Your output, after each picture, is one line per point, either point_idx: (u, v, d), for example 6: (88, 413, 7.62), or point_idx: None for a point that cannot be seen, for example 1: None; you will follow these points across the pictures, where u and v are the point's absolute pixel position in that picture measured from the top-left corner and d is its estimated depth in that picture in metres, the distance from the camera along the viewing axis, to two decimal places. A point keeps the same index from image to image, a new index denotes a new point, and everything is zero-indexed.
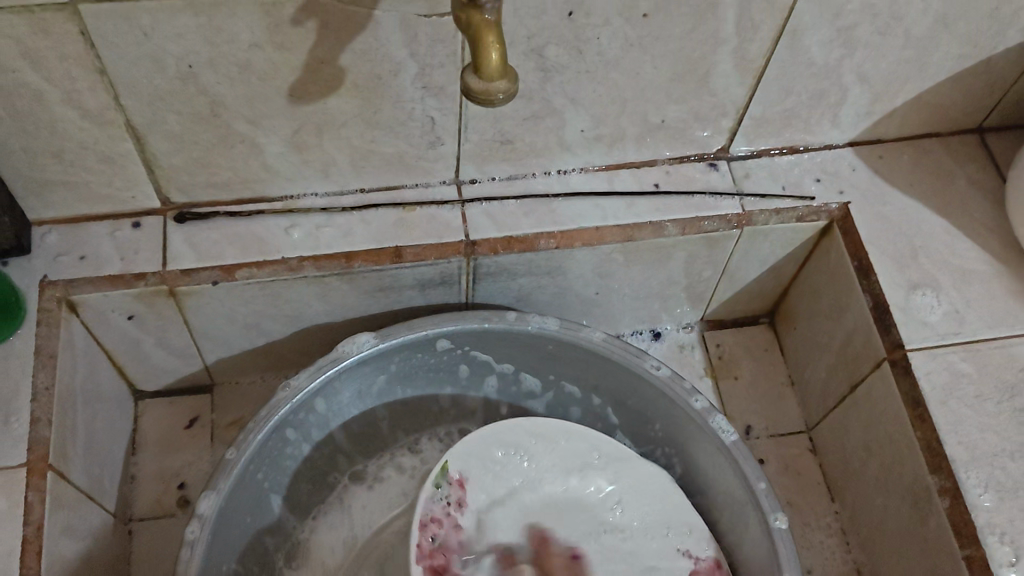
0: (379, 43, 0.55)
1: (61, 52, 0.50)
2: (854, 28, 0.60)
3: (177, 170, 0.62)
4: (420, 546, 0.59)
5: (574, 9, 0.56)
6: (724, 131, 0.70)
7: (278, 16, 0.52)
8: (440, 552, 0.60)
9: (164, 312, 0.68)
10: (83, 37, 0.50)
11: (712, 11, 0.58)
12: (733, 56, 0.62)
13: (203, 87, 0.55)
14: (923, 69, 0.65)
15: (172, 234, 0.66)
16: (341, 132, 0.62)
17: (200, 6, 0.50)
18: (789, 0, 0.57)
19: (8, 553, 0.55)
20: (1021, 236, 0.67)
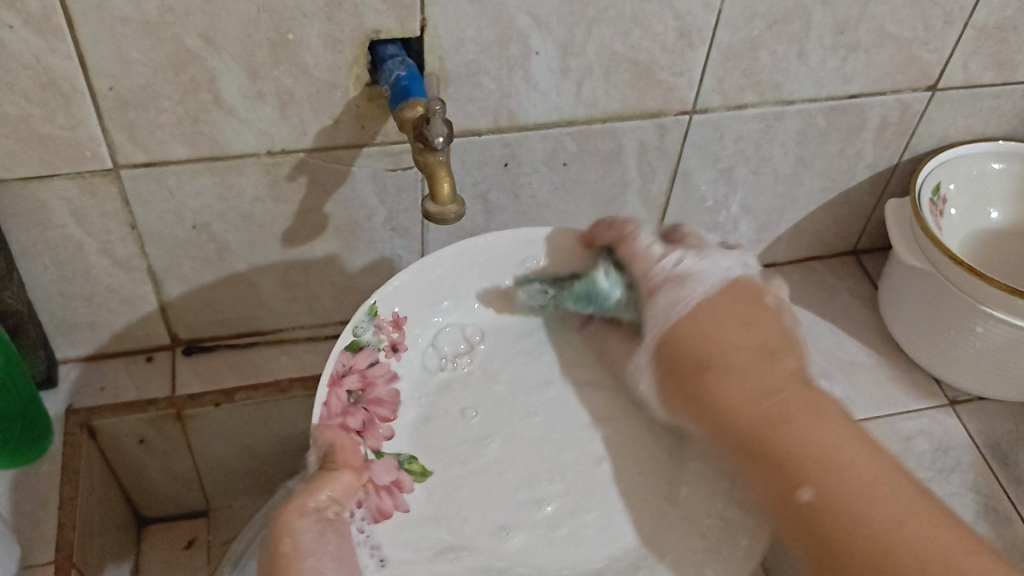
0: (355, 193, 0.70)
1: (102, 209, 0.65)
2: (731, 170, 0.78)
3: (187, 310, 0.75)
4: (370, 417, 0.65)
5: (508, 160, 0.71)
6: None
7: (276, 173, 0.67)
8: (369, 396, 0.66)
9: (170, 436, 0.78)
10: (121, 196, 0.65)
11: (618, 158, 0.74)
12: (639, 195, 0.78)
13: (213, 235, 0.70)
14: (795, 201, 0.82)
15: (180, 365, 0.77)
16: (325, 271, 0.76)
17: (215, 169, 0.65)
18: (676, 149, 0.74)
19: None
20: (892, 331, 0.82)
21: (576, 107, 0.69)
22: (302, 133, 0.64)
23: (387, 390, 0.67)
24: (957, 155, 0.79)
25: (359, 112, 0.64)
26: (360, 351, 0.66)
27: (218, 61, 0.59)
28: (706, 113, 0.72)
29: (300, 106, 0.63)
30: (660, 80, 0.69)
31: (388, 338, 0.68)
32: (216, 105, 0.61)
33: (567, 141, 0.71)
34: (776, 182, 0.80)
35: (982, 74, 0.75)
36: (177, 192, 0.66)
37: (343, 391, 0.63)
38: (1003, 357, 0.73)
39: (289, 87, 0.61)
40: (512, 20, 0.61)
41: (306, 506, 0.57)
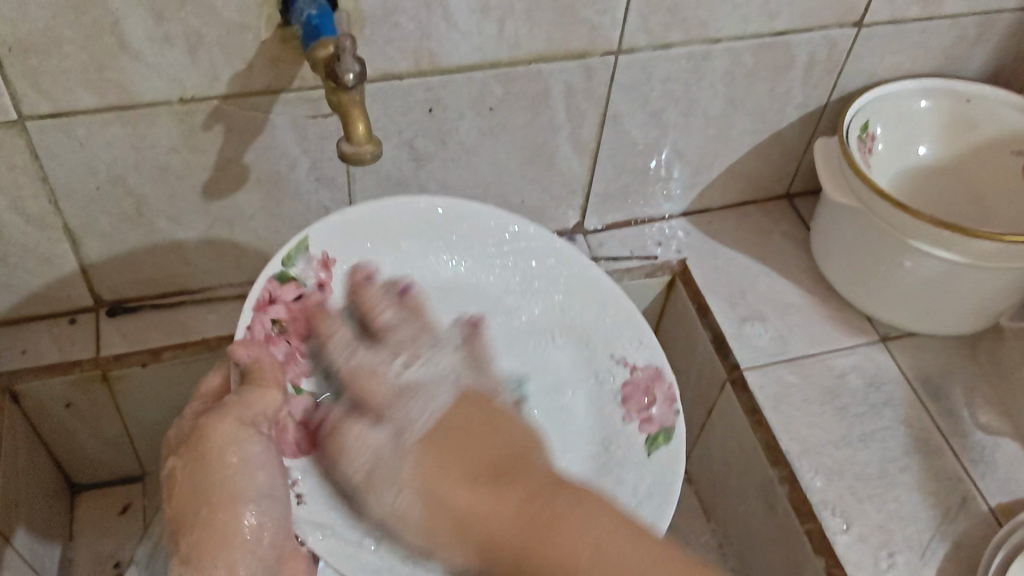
0: (275, 142, 0.68)
1: (10, 163, 0.63)
2: (661, 112, 0.77)
3: (108, 268, 0.73)
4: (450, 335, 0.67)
5: (433, 105, 0.70)
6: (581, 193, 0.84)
7: (191, 122, 0.65)
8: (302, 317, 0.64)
9: (97, 399, 0.76)
10: (29, 149, 0.63)
11: (546, 102, 0.73)
12: (569, 140, 0.77)
13: (130, 189, 0.68)
14: (726, 143, 0.82)
15: (104, 326, 0.75)
16: (250, 225, 0.74)
17: (126, 118, 0.63)
18: (604, 91, 0.74)
19: None
20: (825, 271, 0.83)
21: (498, 48, 0.68)
22: (215, 79, 0.62)
23: (309, 314, 0.64)
24: (885, 93, 0.79)
25: (274, 56, 0.62)
26: (287, 283, 0.63)
27: (119, 2, 0.56)
28: (632, 53, 0.71)
29: (210, 49, 0.61)
30: (583, 18, 0.67)
31: (318, 276, 0.65)
32: (121, 49, 0.59)
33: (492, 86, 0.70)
34: (707, 124, 0.79)
35: (907, 9, 0.75)
36: (88, 143, 0.64)
37: (269, 319, 0.62)
38: (933, 290, 0.74)
39: (198, 30, 0.59)
40: None
41: (241, 418, 0.52)
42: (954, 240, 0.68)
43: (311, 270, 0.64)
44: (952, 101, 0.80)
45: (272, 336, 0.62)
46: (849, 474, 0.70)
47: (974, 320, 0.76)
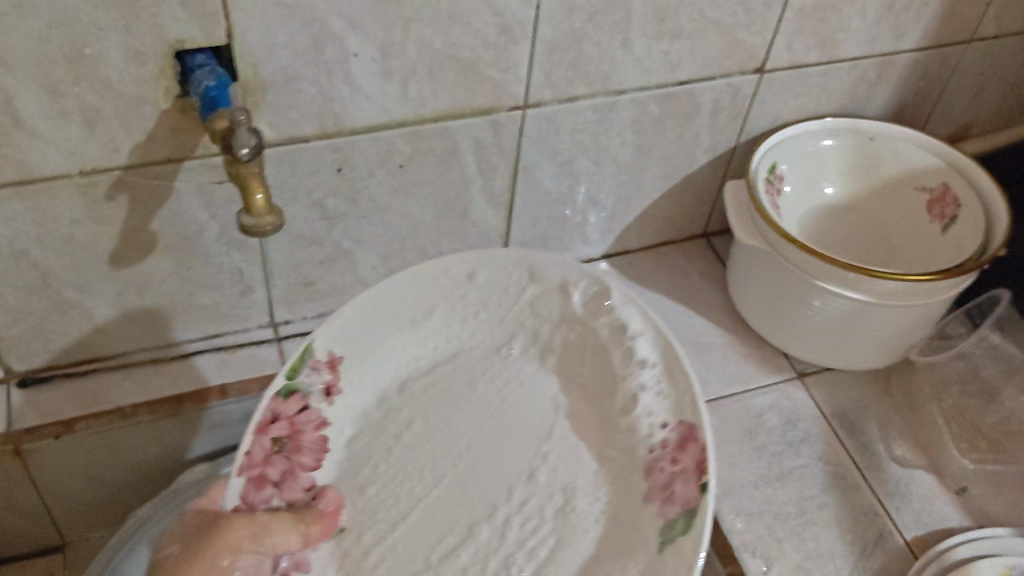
0: (182, 208, 0.68)
1: None
2: (573, 162, 0.78)
3: (17, 341, 0.72)
4: (314, 437, 0.69)
5: (341, 165, 0.70)
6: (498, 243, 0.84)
7: (94, 194, 0.64)
8: (293, 431, 0.68)
9: (9, 476, 0.74)
10: None
11: (457, 157, 0.74)
12: (483, 192, 0.78)
13: (33, 262, 0.66)
14: (640, 188, 0.83)
15: (13, 397, 0.74)
16: (162, 290, 0.73)
17: (26, 194, 0.62)
18: (514, 145, 0.75)
19: None
20: (741, 310, 0.84)
21: (404, 108, 0.68)
22: (118, 150, 0.62)
23: (315, 435, 0.69)
24: (787, 136, 0.81)
25: (176, 126, 0.62)
26: (292, 395, 0.68)
27: (13, 82, 0.56)
28: (539, 107, 0.72)
29: (109, 122, 0.60)
30: (488, 75, 0.68)
31: (323, 380, 0.70)
32: (16, 127, 0.58)
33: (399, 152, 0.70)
34: (619, 170, 0.80)
35: (805, 54, 0.77)
36: None
37: (268, 440, 0.66)
38: (843, 325, 0.75)
39: (95, 104, 0.59)
40: (325, 22, 0.60)
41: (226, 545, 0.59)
42: (857, 281, 0.70)
43: (318, 381, 0.70)
44: (854, 140, 0.83)
45: (272, 454, 0.67)
46: (767, 514, 0.71)
47: (886, 352, 0.78)
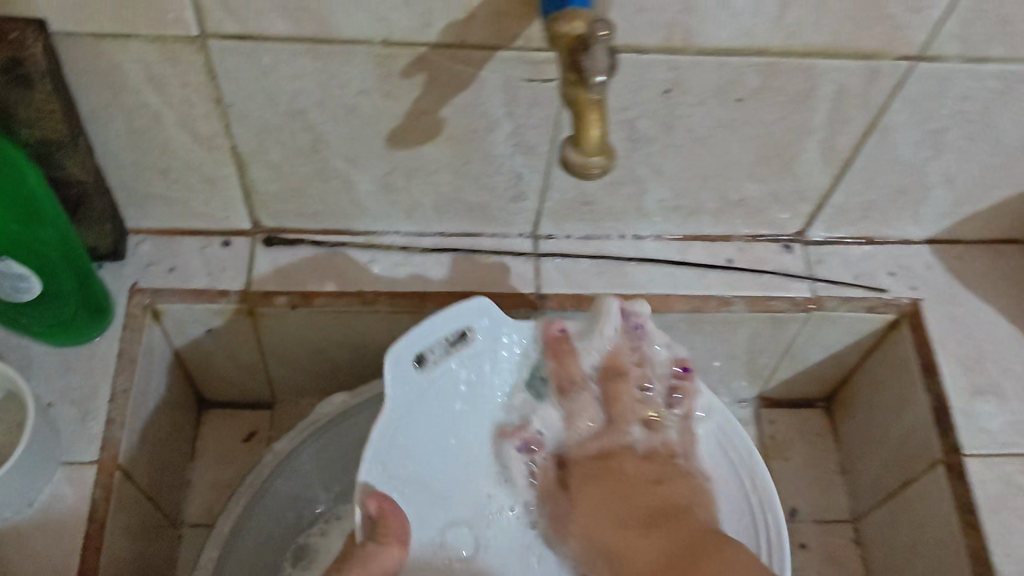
0: (480, 100, 0.58)
1: (209, 142, 0.60)
2: (944, 132, 0.62)
3: (271, 197, 0.66)
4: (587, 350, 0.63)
5: (671, 87, 0.57)
6: (652, 215, 0.70)
7: (340, 99, 0.57)
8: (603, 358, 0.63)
9: (241, 329, 0.70)
10: (190, 142, 0.60)
11: (808, 103, 0.59)
12: (822, 146, 0.63)
13: (309, 124, 0.59)
14: (968, 197, 0.69)
15: (258, 255, 0.69)
16: (413, 189, 0.66)
17: (247, 157, 0.62)
18: (882, 102, 0.59)
19: (64, 521, 0.58)
20: None
21: (772, 35, 0.54)
22: (428, 25, 0.52)
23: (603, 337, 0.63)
24: None
25: (501, 8, 0.51)
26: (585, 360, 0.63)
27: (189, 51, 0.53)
28: (935, 62, 0.56)
29: (333, 139, 0.60)
30: (889, 16, 0.53)
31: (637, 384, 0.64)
32: (313, 144, 0.61)
33: (415, 98, 0.57)
34: (994, 152, 0.64)
35: None
36: (150, 94, 0.56)
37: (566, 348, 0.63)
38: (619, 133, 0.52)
39: (346, 129, 0.60)
40: (738, 69, 0.56)
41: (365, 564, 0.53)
42: None
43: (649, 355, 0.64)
44: None
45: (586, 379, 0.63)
46: None
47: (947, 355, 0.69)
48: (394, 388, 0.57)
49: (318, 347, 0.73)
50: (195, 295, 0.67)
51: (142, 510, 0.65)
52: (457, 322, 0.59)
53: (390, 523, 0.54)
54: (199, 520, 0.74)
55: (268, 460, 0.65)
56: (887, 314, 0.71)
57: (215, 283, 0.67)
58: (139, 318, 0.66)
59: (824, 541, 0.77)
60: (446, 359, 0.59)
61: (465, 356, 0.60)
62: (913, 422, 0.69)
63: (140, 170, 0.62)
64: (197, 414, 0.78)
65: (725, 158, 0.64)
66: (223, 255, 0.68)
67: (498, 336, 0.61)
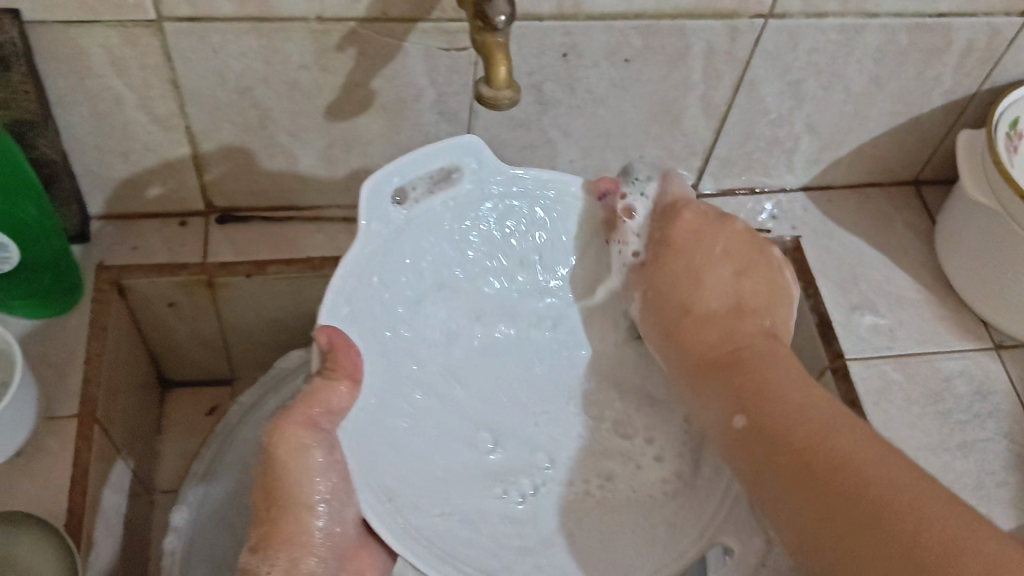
0: (405, 70, 0.67)
1: (166, 123, 0.68)
2: (802, 82, 0.73)
3: (222, 175, 0.73)
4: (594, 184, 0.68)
5: (568, 51, 0.67)
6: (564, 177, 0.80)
7: (282, 73, 0.65)
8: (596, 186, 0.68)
9: (200, 302, 0.77)
10: (148, 124, 0.68)
11: (684, 60, 0.70)
12: (701, 101, 0.74)
13: (256, 100, 0.67)
14: (832, 143, 0.80)
15: (214, 232, 0.76)
16: (351, 161, 0.74)
17: (201, 136, 0.69)
18: (746, 57, 0.70)
19: (50, 468, 0.64)
20: (951, 278, 0.79)
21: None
22: (355, 1, 0.61)
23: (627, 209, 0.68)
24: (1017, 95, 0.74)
25: None
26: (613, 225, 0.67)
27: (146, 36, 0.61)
28: (784, 18, 0.67)
29: (278, 114, 0.69)
30: None
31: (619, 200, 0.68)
32: (260, 120, 0.69)
33: (348, 70, 0.66)
34: (846, 99, 0.76)
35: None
36: (111, 78, 0.63)
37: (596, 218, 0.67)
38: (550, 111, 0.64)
39: (289, 104, 0.68)
40: (622, 31, 0.66)
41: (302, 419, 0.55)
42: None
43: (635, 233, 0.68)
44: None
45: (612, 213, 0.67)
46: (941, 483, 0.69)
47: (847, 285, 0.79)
48: (375, 225, 0.60)
49: (273, 316, 0.80)
50: (157, 268, 0.73)
51: (118, 468, 0.72)
52: (448, 159, 0.62)
53: (342, 364, 0.56)
54: (171, 487, 0.81)
55: (235, 412, 0.73)
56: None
57: (175, 257, 0.74)
58: (105, 293, 0.72)
59: None
60: (429, 198, 0.63)
61: (446, 198, 0.63)
62: (802, 340, 0.79)
63: (102, 154, 0.69)
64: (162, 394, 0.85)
65: (621, 116, 0.74)
66: (180, 233, 0.76)
67: (497, 175, 0.64)
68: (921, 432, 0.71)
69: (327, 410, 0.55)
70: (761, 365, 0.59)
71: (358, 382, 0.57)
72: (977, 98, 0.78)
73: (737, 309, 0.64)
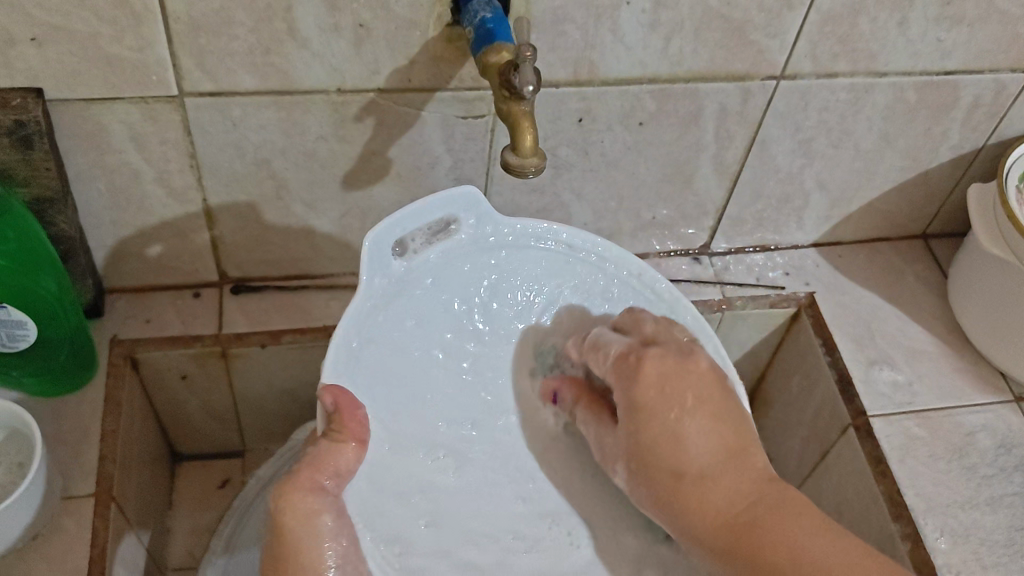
0: (422, 139, 0.67)
1: (183, 196, 0.68)
2: (812, 141, 0.74)
3: (237, 247, 0.73)
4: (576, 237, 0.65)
5: (583, 116, 0.68)
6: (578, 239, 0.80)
7: (301, 144, 0.65)
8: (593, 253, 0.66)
9: (213, 374, 0.76)
10: (164, 197, 0.67)
11: (697, 122, 0.70)
12: (713, 161, 0.74)
13: (273, 172, 0.67)
14: (842, 199, 0.81)
15: (227, 302, 0.75)
16: (366, 230, 0.74)
17: (216, 208, 0.69)
18: (758, 117, 0.71)
19: (67, 550, 0.62)
20: (967, 330, 0.79)
21: (661, 64, 0.65)
22: (376, 72, 0.61)
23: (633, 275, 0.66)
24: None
25: (437, 54, 0.61)
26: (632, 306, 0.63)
27: (166, 109, 0.61)
28: (795, 79, 0.68)
29: (295, 185, 0.68)
30: (752, 41, 0.64)
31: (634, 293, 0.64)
32: (276, 191, 0.69)
33: (366, 140, 0.66)
34: (856, 156, 0.77)
35: None
36: (130, 153, 0.63)
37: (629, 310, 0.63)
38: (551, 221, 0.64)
39: (306, 175, 0.68)
40: (637, 96, 0.67)
41: (312, 482, 0.53)
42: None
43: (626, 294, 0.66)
44: None
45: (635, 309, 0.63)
46: (973, 539, 0.68)
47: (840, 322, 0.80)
48: (374, 280, 0.58)
49: (289, 386, 0.79)
50: (171, 341, 0.72)
51: (132, 546, 0.70)
52: (448, 209, 0.60)
53: (350, 426, 0.54)
54: (183, 563, 0.78)
55: (253, 484, 0.73)
56: (787, 308, 0.82)
57: (189, 329, 0.73)
58: (119, 366, 0.71)
59: None
60: (430, 250, 0.60)
61: (445, 249, 0.61)
62: (821, 396, 0.79)
63: (118, 229, 0.69)
64: (173, 467, 0.83)
65: (635, 179, 0.75)
66: (195, 304, 0.75)
67: (491, 227, 0.62)
68: (950, 488, 0.71)
69: (336, 473, 0.54)
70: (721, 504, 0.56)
71: (365, 443, 0.55)
72: (984, 152, 0.79)
73: (724, 455, 0.57)
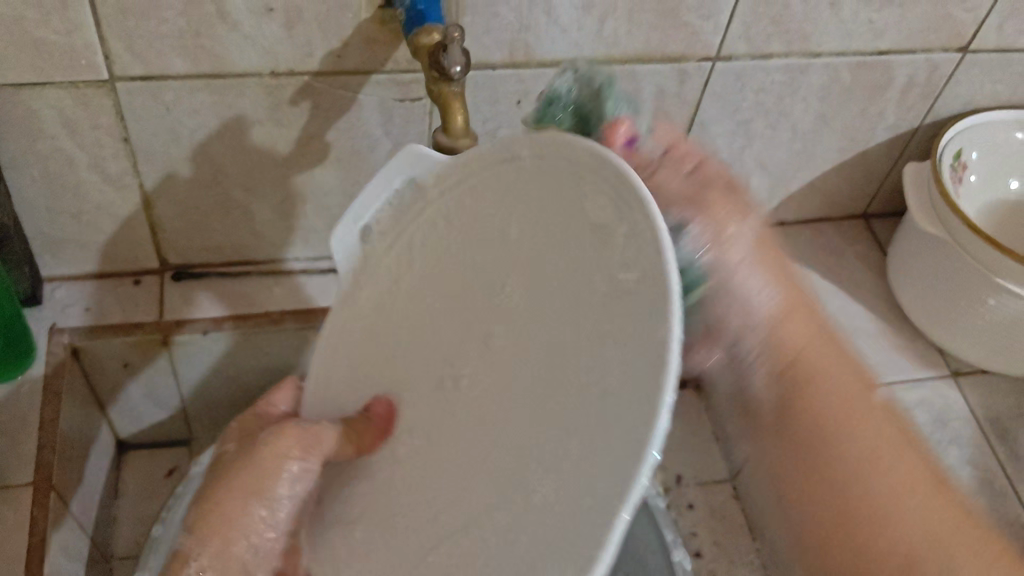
0: (360, 122, 0.67)
1: (118, 182, 0.67)
2: (750, 122, 0.75)
3: (178, 233, 0.72)
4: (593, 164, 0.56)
5: (521, 98, 0.68)
6: None
7: (237, 128, 0.65)
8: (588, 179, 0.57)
9: (155, 362, 0.75)
10: (99, 183, 0.67)
11: (635, 104, 0.71)
12: (653, 142, 0.75)
13: (210, 156, 0.67)
14: (783, 179, 0.82)
15: (169, 289, 0.75)
16: (308, 216, 0.74)
17: (154, 194, 0.69)
18: (695, 98, 0.71)
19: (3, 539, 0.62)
20: (904, 307, 0.81)
21: (596, 45, 0.65)
22: (309, 55, 0.61)
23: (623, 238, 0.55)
24: (969, 124, 0.77)
25: (371, 36, 0.61)
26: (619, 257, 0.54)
27: (97, 93, 0.60)
28: (730, 60, 0.69)
29: (233, 169, 0.68)
30: (686, 23, 0.65)
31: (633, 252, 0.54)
32: (214, 176, 0.68)
33: (303, 124, 0.66)
34: (795, 137, 0.77)
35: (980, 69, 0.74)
36: (61, 139, 0.63)
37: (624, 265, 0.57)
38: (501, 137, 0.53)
39: (243, 159, 0.68)
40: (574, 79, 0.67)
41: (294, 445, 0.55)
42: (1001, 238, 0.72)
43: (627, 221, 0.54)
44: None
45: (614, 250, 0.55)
46: None
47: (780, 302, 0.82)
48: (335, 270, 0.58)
49: (234, 372, 0.79)
50: (111, 329, 0.72)
51: (74, 535, 0.69)
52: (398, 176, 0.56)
53: (323, 442, 0.54)
54: (128, 552, 0.78)
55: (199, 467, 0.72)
56: None
57: (130, 316, 0.73)
58: (58, 355, 0.70)
59: (707, 500, 0.86)
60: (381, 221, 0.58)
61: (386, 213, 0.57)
62: None
63: (54, 216, 0.68)
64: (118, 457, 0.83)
65: None
66: (135, 292, 0.74)
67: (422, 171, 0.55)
68: None
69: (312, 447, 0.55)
70: (824, 375, 0.58)
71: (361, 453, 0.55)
72: (920, 132, 0.80)
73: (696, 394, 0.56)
